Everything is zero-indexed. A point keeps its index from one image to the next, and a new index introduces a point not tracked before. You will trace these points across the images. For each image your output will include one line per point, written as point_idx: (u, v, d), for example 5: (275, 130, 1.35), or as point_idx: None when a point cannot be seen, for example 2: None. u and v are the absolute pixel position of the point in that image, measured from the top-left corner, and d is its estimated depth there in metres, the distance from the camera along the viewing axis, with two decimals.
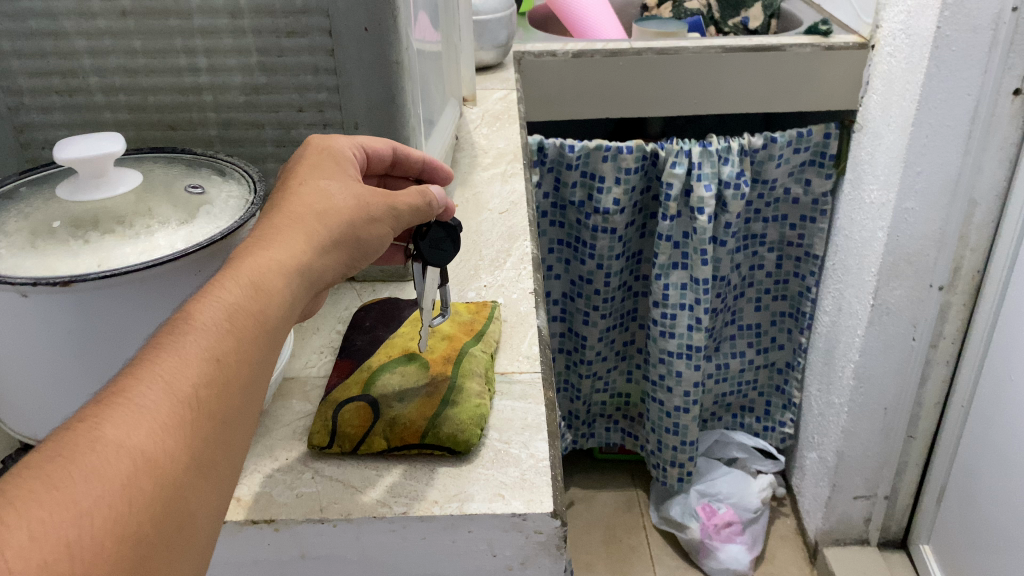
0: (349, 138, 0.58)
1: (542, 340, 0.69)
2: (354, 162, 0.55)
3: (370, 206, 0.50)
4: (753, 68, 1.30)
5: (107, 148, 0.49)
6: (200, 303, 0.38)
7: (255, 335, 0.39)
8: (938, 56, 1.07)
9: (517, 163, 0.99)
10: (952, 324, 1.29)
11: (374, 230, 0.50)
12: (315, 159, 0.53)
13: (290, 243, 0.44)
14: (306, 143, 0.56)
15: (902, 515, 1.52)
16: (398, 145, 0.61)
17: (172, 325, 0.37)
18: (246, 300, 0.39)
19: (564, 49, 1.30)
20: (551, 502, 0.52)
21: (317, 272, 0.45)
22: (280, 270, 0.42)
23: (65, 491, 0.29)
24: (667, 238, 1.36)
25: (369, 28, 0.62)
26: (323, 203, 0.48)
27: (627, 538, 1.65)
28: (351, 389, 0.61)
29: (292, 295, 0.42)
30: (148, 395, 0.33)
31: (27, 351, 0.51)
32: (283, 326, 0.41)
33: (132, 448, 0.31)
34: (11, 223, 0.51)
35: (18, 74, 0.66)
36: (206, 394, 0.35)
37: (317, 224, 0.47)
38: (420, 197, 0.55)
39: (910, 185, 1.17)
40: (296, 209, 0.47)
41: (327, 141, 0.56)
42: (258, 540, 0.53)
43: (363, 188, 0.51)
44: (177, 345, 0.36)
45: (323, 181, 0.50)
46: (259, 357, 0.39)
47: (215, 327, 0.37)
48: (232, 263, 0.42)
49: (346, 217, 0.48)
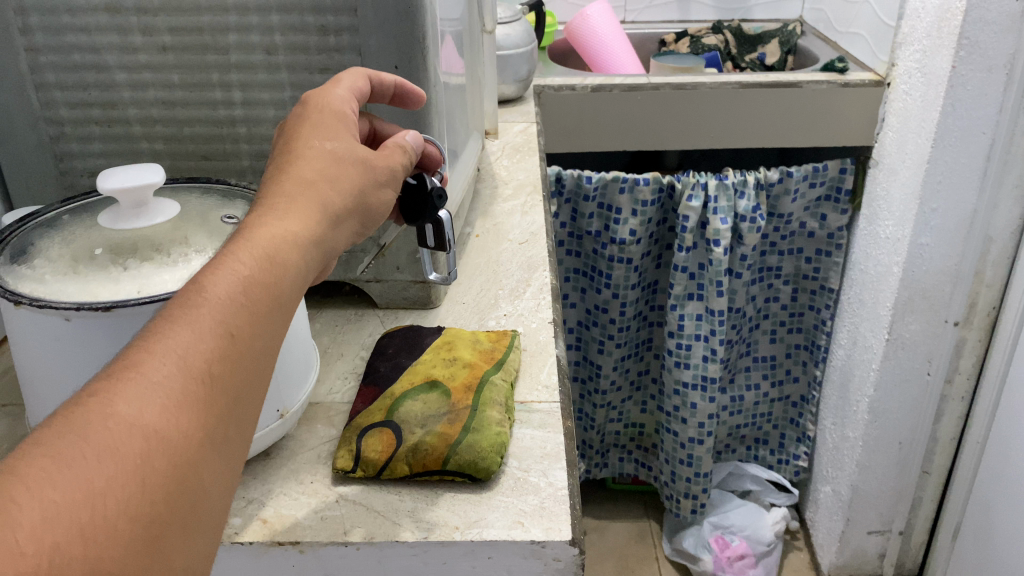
0: (342, 86, 0.56)
1: (561, 369, 0.70)
2: (355, 119, 0.53)
3: (374, 169, 0.50)
4: (770, 103, 1.33)
5: (147, 179, 0.52)
6: (212, 273, 0.39)
7: (268, 308, 0.39)
8: (954, 95, 1.09)
9: (537, 195, 1.01)
10: (968, 359, 1.30)
11: (380, 195, 0.51)
12: (317, 120, 0.51)
13: (301, 213, 0.44)
14: (303, 102, 0.53)
15: (917, 551, 1.51)
16: (371, 73, 0.59)
17: (185, 297, 0.37)
18: (260, 272, 0.40)
19: (583, 83, 1.33)
20: (569, 530, 0.53)
21: (327, 240, 0.45)
22: (293, 240, 0.42)
23: (77, 471, 0.29)
24: (683, 269, 1.38)
25: (400, 66, 0.65)
26: (329, 166, 0.48)
27: (639, 569, 1.64)
28: (374, 415, 0.62)
29: (304, 266, 0.43)
30: (161, 369, 0.34)
31: (66, 373, 0.53)
32: (295, 298, 0.42)
33: (144, 426, 0.32)
34: (55, 249, 0.53)
35: (60, 104, 0.68)
36: (217, 370, 0.35)
37: (325, 192, 0.47)
38: (406, 153, 0.55)
39: (927, 221, 1.18)
40: (304, 174, 0.47)
41: (323, 96, 0.54)
42: (282, 561, 0.54)
43: (370, 151, 0.51)
44: (189, 318, 0.36)
45: (329, 142, 0.49)
46: (272, 330, 0.39)
47: (228, 301, 0.37)
48: (242, 232, 0.42)
49: (354, 185, 0.48)
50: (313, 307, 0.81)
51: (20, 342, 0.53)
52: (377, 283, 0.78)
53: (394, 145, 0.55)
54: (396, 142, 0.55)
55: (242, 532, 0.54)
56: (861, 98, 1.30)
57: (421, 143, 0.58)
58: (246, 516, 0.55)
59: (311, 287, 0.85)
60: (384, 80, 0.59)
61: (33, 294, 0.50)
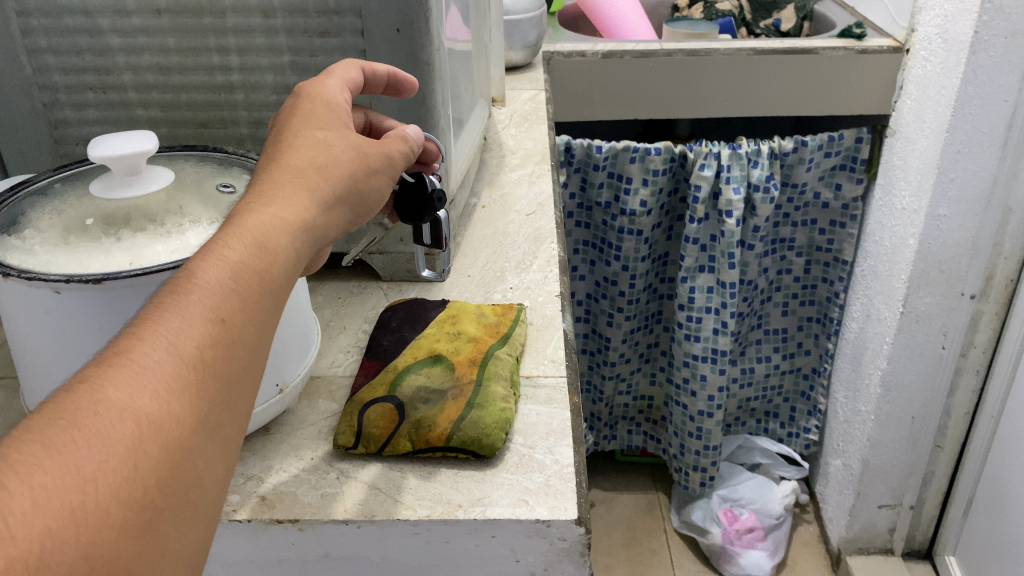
0: (335, 78, 0.54)
1: (568, 343, 0.68)
2: (347, 111, 0.52)
3: (368, 155, 0.48)
4: (785, 70, 1.29)
5: (139, 146, 0.50)
6: (202, 260, 0.37)
7: (261, 294, 0.38)
8: (976, 61, 1.05)
9: (545, 164, 0.99)
10: (983, 333, 1.27)
11: (375, 182, 0.49)
12: (308, 110, 0.50)
13: (292, 198, 0.43)
14: (296, 93, 0.52)
15: (928, 525, 1.49)
16: (363, 64, 0.56)
17: (174, 285, 0.36)
18: (251, 257, 0.38)
19: (593, 49, 1.29)
20: (575, 510, 0.52)
21: (321, 227, 0.44)
22: (286, 225, 0.41)
23: (67, 456, 0.28)
24: (694, 241, 1.35)
25: (401, 29, 0.63)
26: (320, 153, 0.46)
27: (647, 541, 1.64)
28: (377, 389, 0.61)
29: (296, 253, 0.41)
30: (152, 355, 0.32)
31: (58, 346, 0.51)
32: (288, 283, 0.40)
33: (136, 411, 0.30)
34: (46, 219, 0.52)
35: (53, 70, 0.66)
36: (210, 356, 0.34)
37: (315, 179, 0.45)
38: (406, 143, 0.53)
39: (943, 191, 1.15)
40: (296, 162, 0.45)
41: (316, 88, 0.52)
42: (282, 539, 0.53)
43: (364, 139, 0.49)
44: (180, 304, 0.34)
45: (321, 132, 0.48)
46: (265, 317, 0.38)
47: (219, 287, 0.36)
48: (233, 218, 0.40)
49: (347, 170, 0.46)
50: (315, 280, 0.80)
51: (11, 315, 0.52)
52: (380, 255, 0.76)
53: (395, 137, 0.53)
54: (396, 134, 0.53)
55: (239, 509, 0.53)
56: (879, 65, 1.26)
57: (423, 139, 0.55)
58: (244, 493, 0.54)
59: None
60: (377, 72, 0.56)
61: (22, 265, 0.49)
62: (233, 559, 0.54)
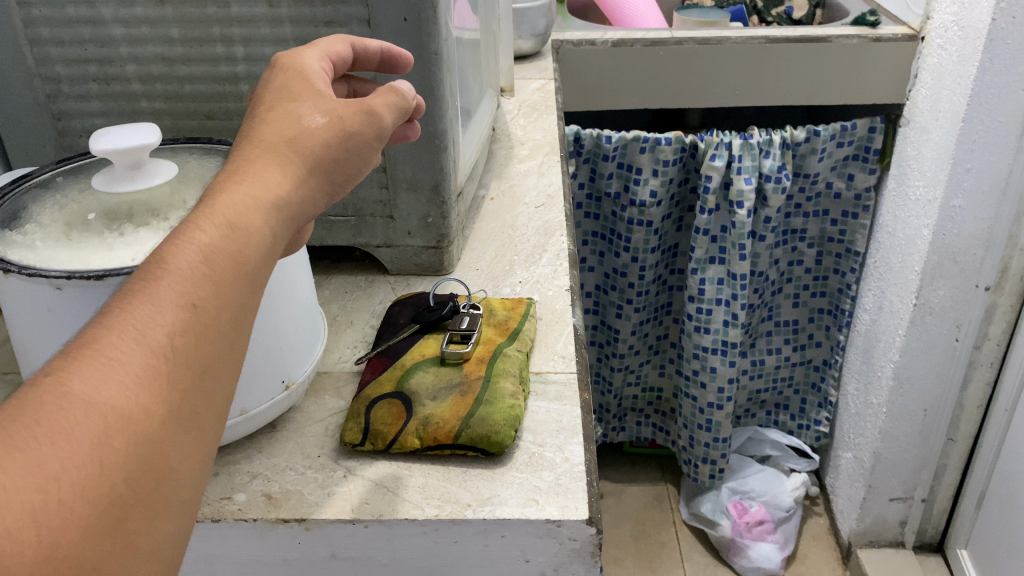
0: (313, 49, 0.52)
1: (578, 339, 0.67)
2: (324, 76, 0.50)
3: (348, 120, 0.46)
4: (797, 58, 1.27)
5: (142, 139, 0.49)
6: (173, 243, 0.35)
7: (236, 275, 0.36)
8: (994, 49, 1.03)
9: (554, 155, 0.97)
10: (998, 326, 1.24)
11: (358, 151, 0.47)
12: (284, 81, 0.48)
13: (266, 177, 0.41)
14: (272, 65, 0.50)
15: (940, 519, 1.48)
16: (354, 39, 0.55)
17: (144, 270, 0.34)
18: (224, 239, 0.36)
19: (602, 38, 1.28)
20: (586, 509, 0.51)
21: (296, 204, 0.42)
22: (260, 203, 0.39)
23: (29, 454, 0.26)
24: (704, 232, 1.34)
25: (409, 18, 0.61)
26: (297, 126, 0.45)
27: (656, 533, 1.63)
28: (384, 386, 0.60)
29: (273, 231, 0.40)
30: (120, 344, 0.31)
31: (62, 345, 0.51)
32: (265, 265, 0.39)
33: (101, 404, 0.29)
34: (48, 214, 0.51)
35: (56, 61, 0.65)
36: (182, 343, 0.32)
37: (292, 154, 0.43)
38: (391, 98, 0.51)
39: (959, 182, 1.13)
40: (271, 137, 0.44)
41: (294, 57, 0.50)
42: (289, 539, 0.52)
43: (344, 105, 0.47)
44: (149, 290, 0.33)
45: (296, 104, 0.46)
46: (241, 301, 0.36)
47: (190, 268, 0.34)
48: (205, 199, 0.39)
49: (324, 144, 0.45)
50: (322, 275, 0.79)
51: (15, 313, 0.51)
52: (387, 248, 0.75)
53: (380, 93, 0.50)
54: (380, 91, 0.51)
55: (246, 509, 0.52)
56: (893, 53, 1.24)
57: (416, 93, 0.53)
58: (250, 492, 0.54)
59: (319, 253, 0.83)
60: (369, 46, 0.55)
61: (23, 261, 0.48)
62: (239, 558, 0.54)
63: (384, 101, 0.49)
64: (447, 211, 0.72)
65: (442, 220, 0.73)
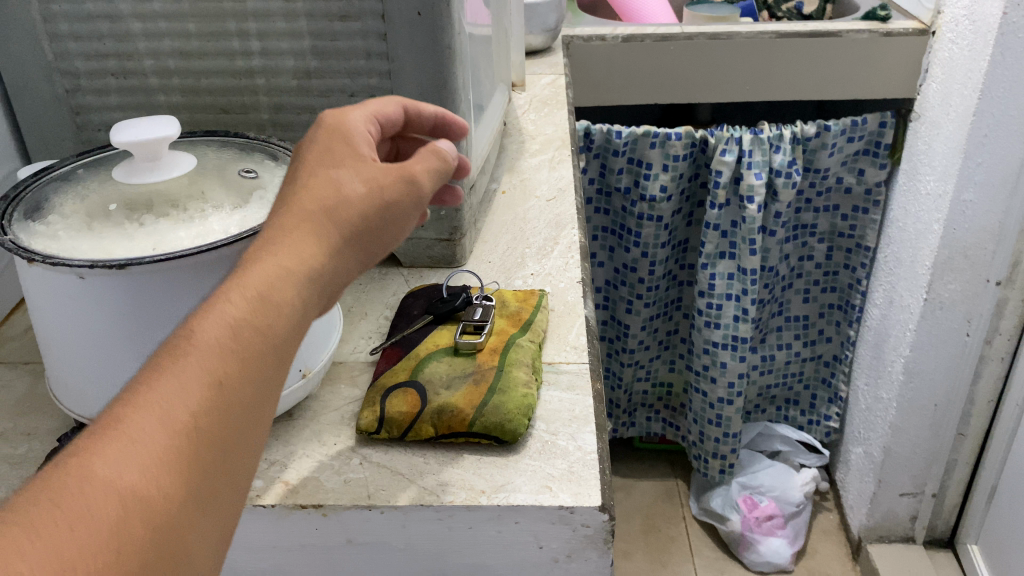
0: (357, 109, 0.50)
1: (590, 330, 0.68)
2: (370, 140, 0.47)
3: (389, 186, 0.44)
4: (807, 54, 1.27)
5: (162, 131, 0.50)
6: (204, 313, 0.35)
7: (265, 350, 0.35)
8: (1005, 43, 1.03)
9: (565, 149, 0.98)
10: (1009, 320, 1.23)
11: (398, 217, 0.45)
12: (328, 137, 0.46)
13: (302, 241, 0.40)
14: (316, 123, 0.47)
15: (951, 514, 1.47)
16: (407, 102, 0.54)
17: (174, 339, 0.34)
18: (255, 312, 0.36)
19: (613, 33, 1.29)
20: (599, 496, 0.52)
21: (331, 271, 0.41)
22: (290, 274, 0.38)
23: (46, 542, 0.27)
24: (715, 227, 1.34)
25: (422, 12, 0.62)
26: (337, 185, 0.43)
27: (666, 528, 1.64)
28: (398, 374, 0.61)
29: (303, 306, 0.38)
30: (144, 425, 0.30)
31: (78, 335, 0.51)
32: (295, 337, 0.38)
33: (122, 488, 0.29)
34: (69, 205, 0.52)
35: (75, 56, 0.66)
36: (206, 423, 0.32)
37: (326, 222, 0.41)
38: (430, 163, 0.48)
39: (970, 177, 1.13)
40: (307, 203, 0.42)
41: (339, 117, 0.48)
42: (306, 524, 0.53)
43: (383, 170, 0.45)
44: (178, 365, 0.33)
45: (337, 162, 0.44)
46: (268, 375, 0.36)
47: (219, 343, 0.34)
48: (240, 263, 0.38)
49: (364, 207, 0.43)
50: None
51: (37, 303, 0.51)
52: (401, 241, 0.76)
53: (421, 158, 0.48)
54: (422, 154, 0.48)
55: (264, 495, 0.53)
56: (903, 48, 1.24)
57: (456, 154, 0.51)
58: (268, 478, 0.54)
59: None
60: (423, 110, 0.54)
61: (45, 251, 0.48)
62: (257, 544, 0.54)
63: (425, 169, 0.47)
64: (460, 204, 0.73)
65: (455, 213, 0.73)
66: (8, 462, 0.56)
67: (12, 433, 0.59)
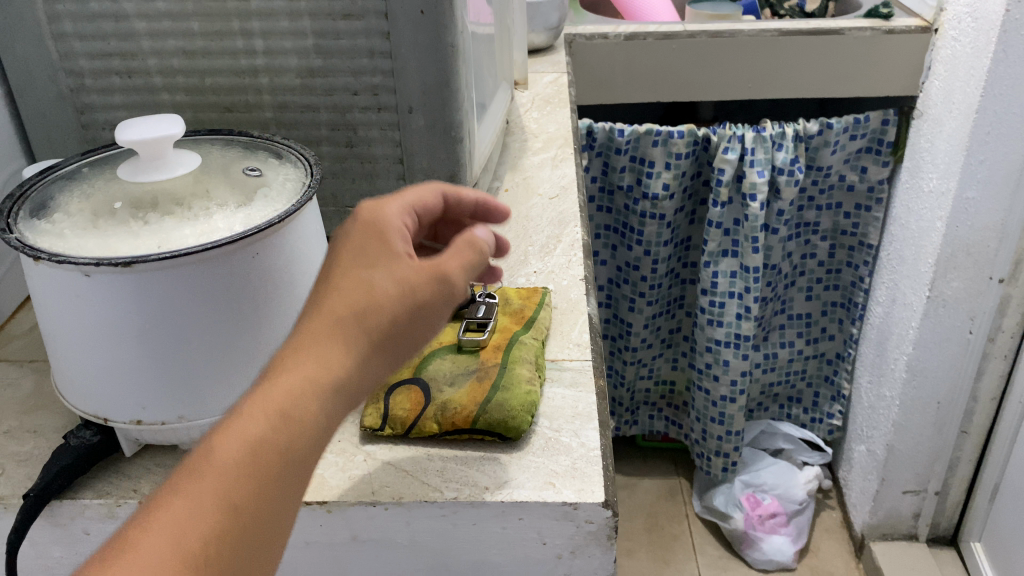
0: (394, 199, 0.48)
1: (593, 327, 0.68)
2: (407, 234, 0.45)
3: (422, 286, 0.42)
4: (810, 52, 1.27)
5: (166, 130, 0.50)
6: (222, 433, 0.36)
7: (280, 471, 0.36)
8: (1007, 41, 1.03)
9: (567, 147, 0.98)
10: (1012, 318, 1.23)
11: (431, 317, 0.43)
12: (364, 230, 0.44)
13: (328, 350, 0.39)
14: (353, 214, 0.45)
15: (954, 512, 1.47)
16: (447, 188, 0.52)
17: (195, 458, 0.35)
18: (272, 433, 0.36)
19: (615, 32, 1.29)
20: (602, 493, 0.52)
21: (358, 379, 0.40)
22: (313, 390, 0.38)
23: None
24: (717, 225, 1.34)
25: (425, 11, 0.62)
26: (367, 286, 0.41)
27: (669, 526, 1.64)
28: (402, 372, 0.61)
29: (325, 421, 0.38)
30: (154, 552, 0.32)
31: (81, 335, 0.51)
32: (316, 452, 0.38)
33: None
34: (75, 204, 0.52)
35: (79, 55, 0.67)
36: (215, 550, 0.33)
37: (351, 329, 0.40)
38: (465, 257, 0.45)
39: (972, 174, 1.13)
40: (336, 305, 0.41)
41: (377, 208, 0.46)
42: (310, 521, 0.54)
43: (414, 270, 0.43)
44: (192, 490, 0.34)
45: (369, 261, 0.42)
46: (284, 493, 0.36)
47: (233, 467, 0.35)
48: (265, 374, 0.39)
49: (393, 312, 0.41)
50: None
51: (42, 303, 0.51)
52: None
53: (454, 251, 0.45)
54: (458, 246, 0.46)
55: None
56: (906, 45, 1.24)
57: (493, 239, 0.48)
58: None
59: None
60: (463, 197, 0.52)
61: (51, 249, 0.48)
62: None
63: (457, 266, 0.44)
64: None
65: None
66: (14, 460, 0.57)
67: (17, 430, 0.59)
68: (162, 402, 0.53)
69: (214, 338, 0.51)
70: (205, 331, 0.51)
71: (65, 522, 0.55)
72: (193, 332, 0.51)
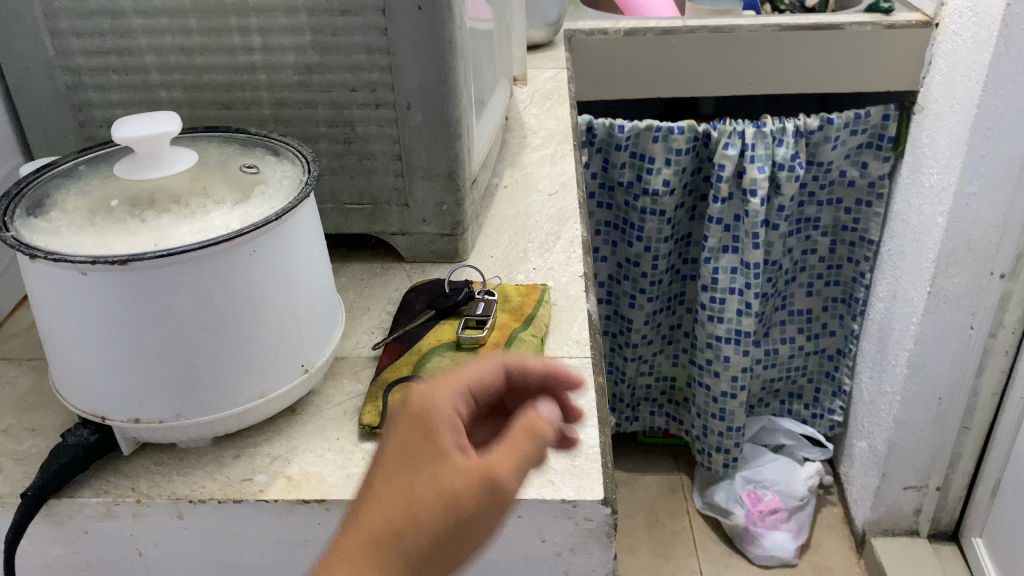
0: (450, 377, 0.43)
1: (593, 324, 0.68)
2: (456, 434, 0.40)
3: (466, 500, 0.38)
4: (810, 47, 1.27)
5: (164, 127, 0.50)
6: None
7: None
8: (1009, 35, 1.03)
9: (567, 143, 0.98)
10: (1013, 313, 1.23)
11: (479, 529, 0.39)
12: (408, 431, 0.39)
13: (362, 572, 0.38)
14: (401, 405, 0.41)
15: (955, 507, 1.47)
16: (509, 361, 0.45)
17: None
18: None
19: (615, 27, 1.28)
20: (601, 490, 0.52)
21: None
22: None
23: None
24: (718, 221, 1.34)
25: (423, 7, 0.62)
26: (405, 504, 0.38)
27: (671, 522, 1.64)
28: (401, 370, 0.61)
29: None
30: None
31: (78, 334, 0.50)
32: None
33: None
34: (71, 201, 0.52)
35: (76, 52, 0.66)
36: None
37: (387, 550, 0.38)
38: (525, 448, 0.39)
39: (974, 169, 1.12)
40: (375, 523, 0.38)
41: (425, 402, 0.40)
42: (309, 519, 0.53)
43: (459, 474, 0.38)
44: None
45: (410, 473, 0.39)
46: None
47: None
48: None
49: (431, 532, 0.38)
50: (338, 263, 0.80)
51: (40, 302, 0.51)
52: (403, 236, 0.76)
53: (512, 436, 0.40)
54: (514, 438, 0.39)
55: (268, 490, 0.53)
56: (907, 40, 1.24)
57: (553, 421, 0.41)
58: (271, 473, 0.55)
59: (336, 240, 0.84)
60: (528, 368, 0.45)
61: (48, 247, 0.48)
62: (261, 538, 0.55)
63: (511, 459, 0.39)
64: (462, 198, 0.73)
65: (457, 208, 0.73)
66: (12, 459, 0.57)
67: (15, 429, 0.59)
68: (159, 401, 0.53)
69: (211, 336, 0.51)
70: (203, 328, 0.51)
71: (63, 520, 0.54)
72: (190, 329, 0.50)
